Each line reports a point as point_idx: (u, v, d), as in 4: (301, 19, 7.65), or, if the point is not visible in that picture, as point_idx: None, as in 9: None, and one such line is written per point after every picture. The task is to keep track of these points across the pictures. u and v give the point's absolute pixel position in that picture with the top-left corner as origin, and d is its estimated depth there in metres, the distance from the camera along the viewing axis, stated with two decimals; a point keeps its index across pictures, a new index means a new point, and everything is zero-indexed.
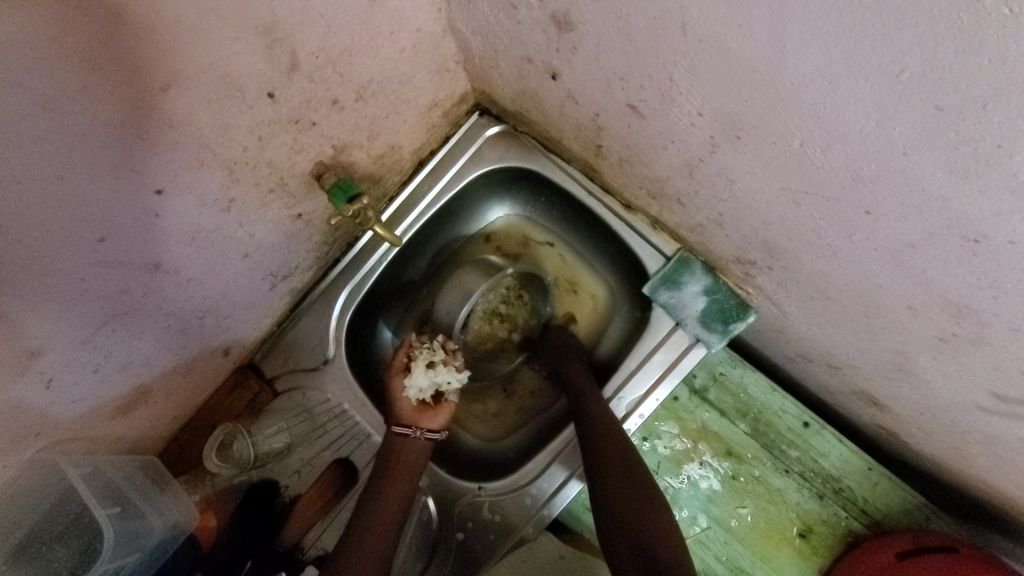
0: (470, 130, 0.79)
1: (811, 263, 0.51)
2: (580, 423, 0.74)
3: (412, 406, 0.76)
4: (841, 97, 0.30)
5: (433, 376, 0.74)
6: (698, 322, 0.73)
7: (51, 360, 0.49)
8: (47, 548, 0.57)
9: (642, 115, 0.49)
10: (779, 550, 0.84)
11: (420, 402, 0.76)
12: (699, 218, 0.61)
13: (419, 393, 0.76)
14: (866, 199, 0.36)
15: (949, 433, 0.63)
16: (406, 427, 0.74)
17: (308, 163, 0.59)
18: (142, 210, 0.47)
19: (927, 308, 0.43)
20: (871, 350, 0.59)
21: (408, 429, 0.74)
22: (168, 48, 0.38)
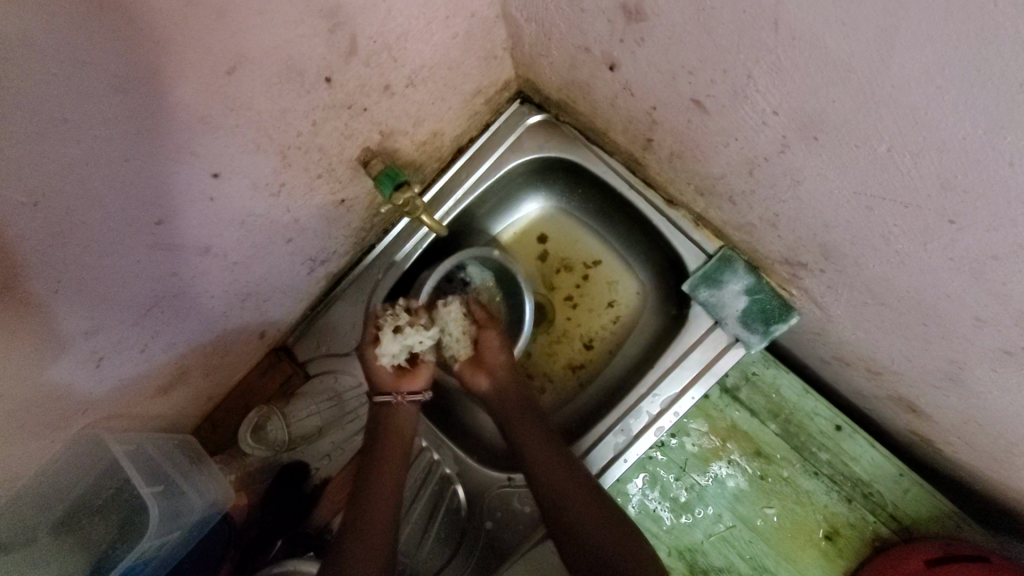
0: (511, 117, 0.78)
1: (871, 269, 0.50)
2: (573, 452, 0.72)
3: (387, 373, 0.75)
4: (952, 102, 0.29)
5: (403, 340, 0.73)
6: (738, 322, 0.72)
7: (103, 340, 0.49)
8: (87, 520, 0.59)
9: (707, 111, 0.47)
10: (804, 551, 0.83)
11: (396, 367, 0.76)
12: (750, 217, 0.60)
13: (394, 360, 0.75)
14: (954, 208, 0.35)
15: (992, 444, 0.63)
16: (387, 394, 0.75)
17: (356, 149, 0.59)
18: (199, 193, 0.46)
19: (999, 321, 0.42)
20: (921, 358, 0.58)
21: (391, 396, 0.75)
22: (237, 28, 0.37)
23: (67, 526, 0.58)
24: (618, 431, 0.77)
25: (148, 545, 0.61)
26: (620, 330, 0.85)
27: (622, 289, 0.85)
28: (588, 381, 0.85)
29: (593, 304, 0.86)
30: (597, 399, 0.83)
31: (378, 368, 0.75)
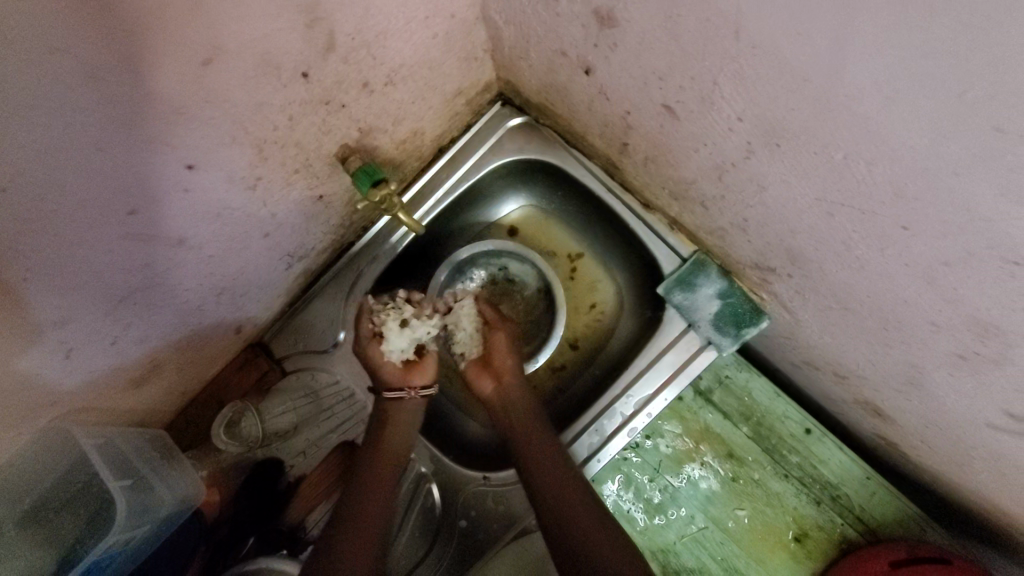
0: (492, 119, 0.79)
1: (834, 274, 0.51)
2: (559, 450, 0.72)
3: (396, 368, 0.75)
4: (898, 113, 0.30)
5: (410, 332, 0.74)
6: (711, 325, 0.74)
7: (72, 331, 0.49)
8: (54, 513, 0.58)
9: (677, 116, 0.48)
10: (773, 552, 0.85)
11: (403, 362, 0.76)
12: (721, 222, 0.61)
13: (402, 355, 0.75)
14: (907, 216, 0.36)
15: (952, 447, 0.65)
16: (398, 390, 0.75)
17: (334, 146, 0.59)
18: (172, 184, 0.46)
19: (952, 326, 0.43)
20: (884, 362, 0.59)
21: (402, 392, 0.75)
22: (212, 21, 0.38)
23: (38, 521, 0.57)
24: (593, 431, 0.78)
25: (112, 537, 0.61)
26: (597, 334, 0.86)
27: (601, 292, 0.86)
28: (563, 387, 0.86)
29: (573, 305, 0.87)
30: (574, 399, 0.84)
31: (385, 364, 0.75)
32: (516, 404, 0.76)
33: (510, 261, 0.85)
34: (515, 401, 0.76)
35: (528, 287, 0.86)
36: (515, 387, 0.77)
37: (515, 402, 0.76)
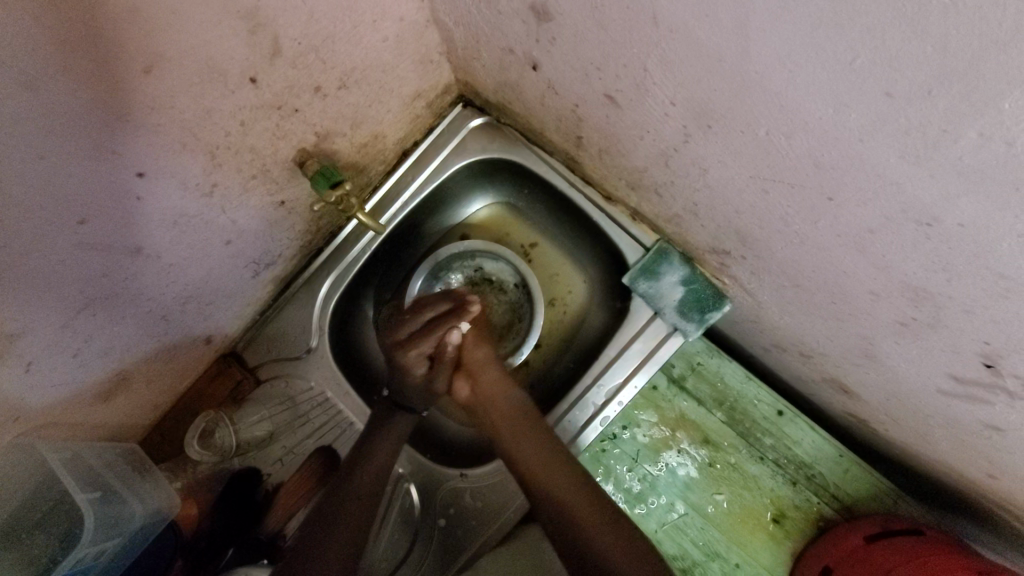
0: (454, 120, 0.80)
1: (781, 251, 0.53)
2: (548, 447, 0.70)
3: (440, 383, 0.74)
4: (802, 84, 0.31)
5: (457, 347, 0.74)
6: (676, 312, 0.75)
7: (31, 343, 0.50)
8: (27, 536, 0.58)
9: (619, 105, 0.50)
10: (753, 535, 0.86)
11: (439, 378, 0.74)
12: (675, 208, 0.63)
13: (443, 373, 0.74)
14: (829, 185, 0.38)
15: (914, 418, 0.67)
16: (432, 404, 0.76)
17: (291, 150, 0.60)
18: (123, 192, 0.47)
19: (888, 292, 0.45)
20: (839, 336, 0.61)
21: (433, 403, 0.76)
22: (151, 29, 0.39)
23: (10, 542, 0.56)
24: (566, 422, 0.78)
25: (83, 551, 0.61)
26: (568, 328, 0.87)
27: (568, 288, 0.88)
28: (532, 382, 0.87)
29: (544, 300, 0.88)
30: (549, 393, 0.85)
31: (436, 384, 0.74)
32: (496, 405, 0.73)
33: (484, 257, 0.87)
34: (494, 400, 0.73)
35: (498, 278, 0.88)
36: (491, 386, 0.74)
37: (494, 400, 0.73)
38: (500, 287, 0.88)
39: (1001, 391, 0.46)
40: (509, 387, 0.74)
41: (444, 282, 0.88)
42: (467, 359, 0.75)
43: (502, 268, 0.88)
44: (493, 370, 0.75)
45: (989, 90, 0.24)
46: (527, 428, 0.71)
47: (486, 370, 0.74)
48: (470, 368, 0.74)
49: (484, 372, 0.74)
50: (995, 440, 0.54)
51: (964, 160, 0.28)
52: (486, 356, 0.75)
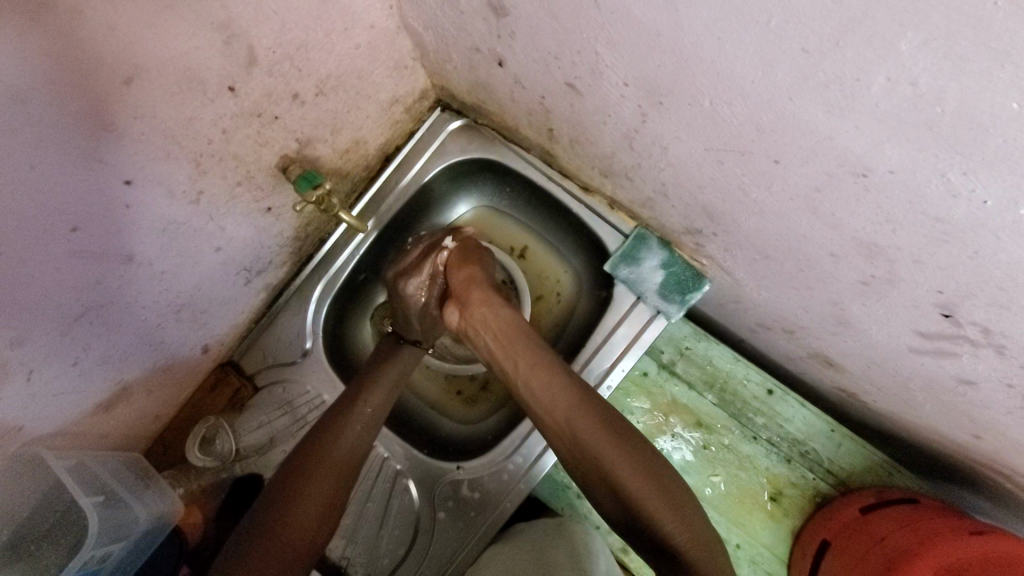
0: (434, 124, 0.83)
1: (745, 223, 0.55)
2: (541, 368, 0.70)
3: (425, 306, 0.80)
4: (731, 50, 0.34)
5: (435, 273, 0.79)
6: (657, 294, 0.77)
7: (32, 352, 0.52)
8: (35, 545, 0.58)
9: (579, 92, 0.52)
10: (751, 514, 0.87)
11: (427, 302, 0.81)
12: (646, 191, 0.65)
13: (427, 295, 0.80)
14: (773, 148, 0.40)
15: (895, 383, 0.68)
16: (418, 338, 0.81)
17: (274, 157, 0.62)
18: (113, 200, 0.49)
19: (846, 252, 0.47)
20: (814, 306, 0.63)
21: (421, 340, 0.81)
22: (131, 42, 0.41)
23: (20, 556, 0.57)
24: None
25: (88, 556, 0.62)
26: (556, 320, 0.89)
27: (555, 281, 0.90)
28: None
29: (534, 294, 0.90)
30: None
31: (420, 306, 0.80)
32: (486, 323, 0.73)
33: None
34: (484, 319, 0.73)
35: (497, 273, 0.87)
36: (478, 306, 0.73)
37: (485, 317, 0.73)
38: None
39: (964, 342, 0.47)
40: (495, 305, 0.73)
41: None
42: (454, 281, 0.77)
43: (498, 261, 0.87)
44: (478, 292, 0.75)
45: (886, 32, 0.26)
46: (518, 343, 0.71)
47: (472, 289, 0.75)
48: (459, 291, 0.75)
49: (470, 293, 0.75)
50: (970, 394, 0.55)
51: (880, 107, 0.30)
52: (470, 278, 0.76)
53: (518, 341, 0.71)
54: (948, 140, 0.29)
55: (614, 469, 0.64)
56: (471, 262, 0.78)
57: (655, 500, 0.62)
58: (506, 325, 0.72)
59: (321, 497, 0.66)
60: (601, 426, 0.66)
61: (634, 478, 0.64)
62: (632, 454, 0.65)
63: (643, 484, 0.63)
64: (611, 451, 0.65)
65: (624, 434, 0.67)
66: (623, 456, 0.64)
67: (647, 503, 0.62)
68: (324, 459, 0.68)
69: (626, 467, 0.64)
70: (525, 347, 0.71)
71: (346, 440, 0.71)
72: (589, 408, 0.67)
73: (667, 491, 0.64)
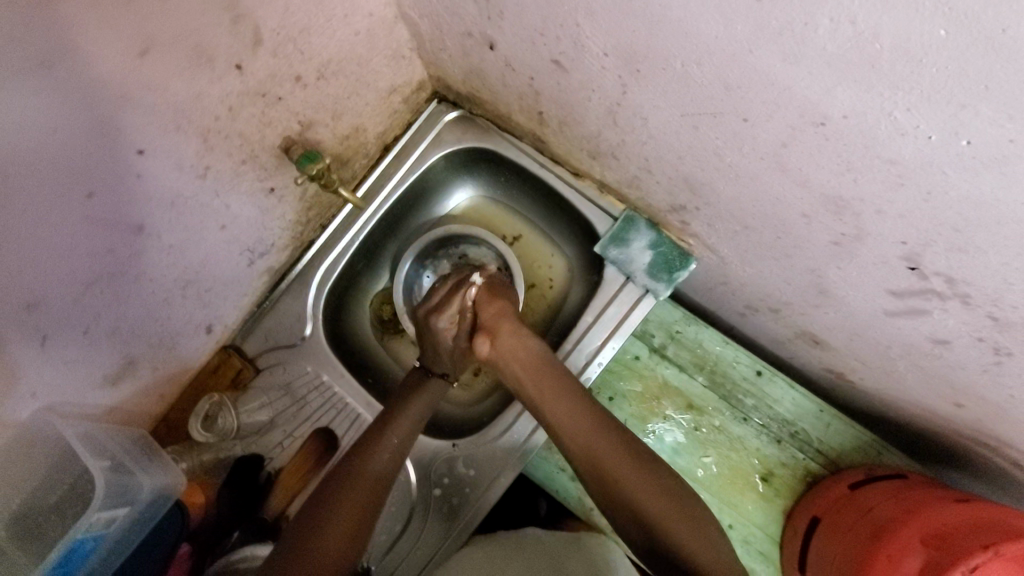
0: (431, 116, 0.87)
1: (724, 191, 0.58)
2: (565, 398, 0.73)
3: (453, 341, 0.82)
4: (695, 7, 0.37)
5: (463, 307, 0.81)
6: (646, 274, 0.79)
7: (46, 315, 0.55)
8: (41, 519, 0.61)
9: (565, 68, 0.56)
10: (743, 495, 0.88)
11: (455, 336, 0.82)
12: (632, 169, 0.68)
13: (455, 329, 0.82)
14: (741, 105, 0.43)
15: (877, 354, 0.70)
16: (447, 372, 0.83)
17: (276, 137, 0.66)
18: (126, 168, 0.53)
19: (816, 211, 0.50)
20: (795, 277, 0.65)
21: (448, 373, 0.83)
22: (148, 15, 0.45)
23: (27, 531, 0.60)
24: None
25: (99, 514, 0.63)
26: (550, 304, 0.92)
27: (549, 267, 0.93)
28: None
29: (530, 280, 0.93)
30: None
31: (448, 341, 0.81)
32: (517, 356, 0.77)
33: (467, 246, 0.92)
34: (515, 349, 0.77)
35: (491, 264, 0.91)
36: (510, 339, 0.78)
37: (515, 351, 0.77)
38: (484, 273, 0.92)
39: (933, 296, 0.49)
40: (524, 336, 0.78)
41: (432, 272, 0.93)
42: (484, 316, 0.80)
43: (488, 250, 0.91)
44: (509, 325, 0.79)
45: None
46: (546, 372, 0.75)
47: (503, 323, 0.79)
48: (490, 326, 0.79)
49: (501, 327, 0.79)
50: (945, 356, 0.57)
51: (828, 50, 0.33)
52: (500, 312, 0.80)
53: (547, 370, 0.75)
54: (891, 76, 0.32)
55: (631, 489, 0.67)
56: (498, 295, 0.82)
57: (673, 517, 0.65)
58: (535, 355, 0.76)
59: (352, 517, 0.67)
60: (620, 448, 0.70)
61: (654, 499, 0.66)
62: (649, 477, 0.68)
63: (659, 504, 0.66)
64: (629, 474, 0.68)
65: (635, 456, 0.70)
66: (638, 479, 0.67)
67: (666, 518, 0.64)
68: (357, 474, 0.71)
69: (643, 489, 0.67)
70: (553, 383, 0.75)
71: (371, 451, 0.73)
72: (608, 433, 0.71)
73: (682, 510, 0.66)
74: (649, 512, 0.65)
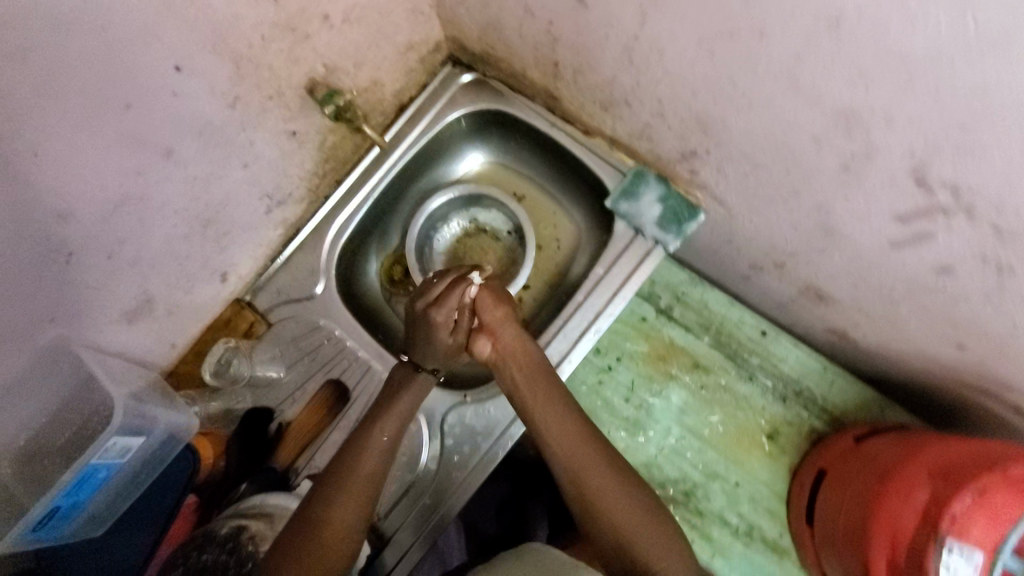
0: (446, 78, 0.89)
1: (735, 126, 0.60)
2: (560, 419, 0.73)
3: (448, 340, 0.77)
4: None
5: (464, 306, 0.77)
6: (655, 226, 0.81)
7: (75, 231, 0.56)
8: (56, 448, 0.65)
9: (585, 4, 0.59)
10: (749, 453, 0.89)
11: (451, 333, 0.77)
12: (644, 116, 0.71)
13: (453, 326, 0.77)
14: (757, 18, 0.46)
15: (880, 299, 0.72)
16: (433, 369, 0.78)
17: (301, 77, 0.68)
18: (161, 84, 0.54)
19: (827, 132, 0.52)
20: (802, 220, 0.68)
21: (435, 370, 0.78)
22: None
23: (33, 476, 0.65)
24: (563, 332, 0.83)
25: (114, 440, 0.68)
26: (559, 264, 0.94)
27: (558, 229, 0.95)
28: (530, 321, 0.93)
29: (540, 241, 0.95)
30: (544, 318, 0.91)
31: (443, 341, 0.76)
32: (516, 362, 0.76)
33: (479, 210, 0.97)
34: (514, 352, 0.76)
35: (502, 228, 0.96)
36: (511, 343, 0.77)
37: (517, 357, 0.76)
38: (494, 236, 0.97)
39: (938, 213, 0.52)
40: (527, 343, 0.77)
41: (447, 229, 0.97)
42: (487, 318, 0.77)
43: (498, 217, 0.96)
44: (510, 328, 0.78)
45: None
46: (541, 375, 0.75)
47: (506, 326, 0.77)
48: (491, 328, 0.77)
49: (503, 330, 0.77)
50: (948, 286, 0.60)
51: None
52: (504, 315, 0.77)
53: (542, 382, 0.75)
54: None
55: (612, 521, 0.69)
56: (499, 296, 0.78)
57: (649, 551, 0.67)
58: (535, 363, 0.76)
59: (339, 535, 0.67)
60: (610, 479, 0.70)
61: (632, 531, 0.68)
62: (624, 494, 0.70)
63: (639, 535, 0.68)
64: (614, 505, 0.69)
65: (622, 482, 0.71)
66: (622, 510, 0.69)
67: (636, 541, 0.67)
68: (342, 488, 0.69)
69: (625, 520, 0.68)
70: (549, 402, 0.74)
71: (354, 458, 0.71)
72: (588, 441, 0.72)
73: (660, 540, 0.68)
74: (627, 544, 0.67)
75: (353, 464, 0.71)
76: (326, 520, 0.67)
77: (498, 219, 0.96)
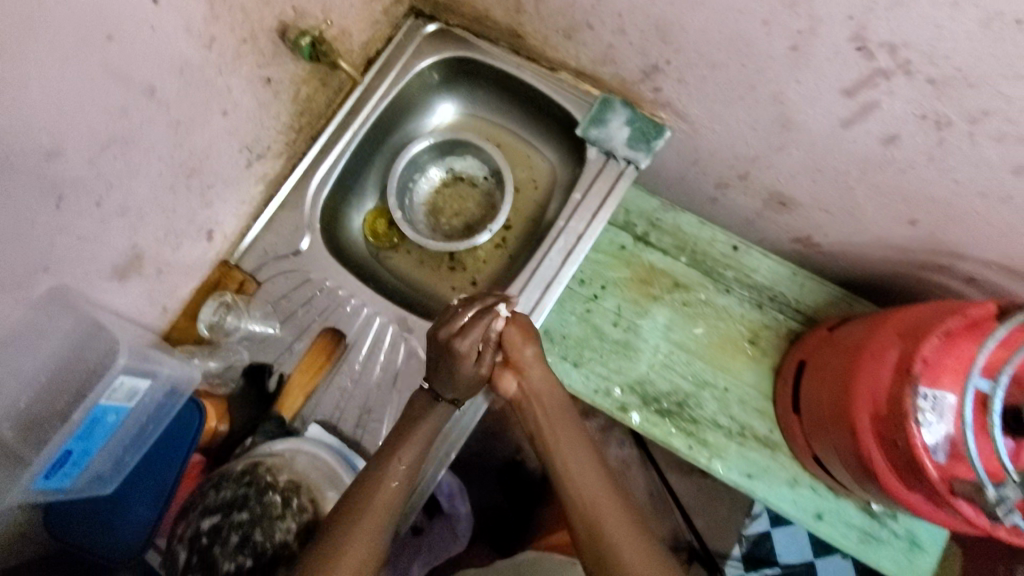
0: (410, 30, 0.92)
1: (692, 26, 0.65)
2: (579, 453, 0.77)
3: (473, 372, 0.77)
4: None
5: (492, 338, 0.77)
6: (626, 147, 0.86)
7: (65, 170, 0.56)
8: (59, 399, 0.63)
9: None
10: (734, 358, 0.94)
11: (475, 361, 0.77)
12: (606, 37, 0.75)
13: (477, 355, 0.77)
14: None
15: (839, 192, 0.77)
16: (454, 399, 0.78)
17: (273, 19, 0.70)
18: (142, 16, 0.55)
19: (776, 12, 0.57)
20: (760, 118, 0.73)
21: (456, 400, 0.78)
22: None
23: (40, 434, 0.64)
24: (553, 253, 0.86)
25: (122, 380, 0.66)
26: (538, 201, 0.98)
27: (532, 170, 0.99)
28: (514, 257, 0.96)
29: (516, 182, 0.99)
30: (527, 251, 0.95)
31: (467, 372, 0.76)
32: (545, 403, 0.80)
33: (453, 159, 0.99)
34: (539, 394, 0.81)
35: (478, 174, 0.99)
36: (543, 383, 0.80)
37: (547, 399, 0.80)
38: (472, 182, 1.00)
39: (880, 77, 0.57)
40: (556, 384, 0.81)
41: (425, 179, 0.99)
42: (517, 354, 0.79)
43: (473, 163, 0.99)
44: (539, 368, 0.81)
45: None
46: (563, 420, 0.80)
47: (536, 366, 0.80)
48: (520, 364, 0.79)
49: (533, 370, 0.80)
50: (894, 157, 0.66)
51: None
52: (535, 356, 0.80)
53: (568, 426, 0.79)
54: None
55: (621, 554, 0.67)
56: (527, 332, 0.79)
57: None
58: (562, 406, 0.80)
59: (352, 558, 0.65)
60: (624, 511, 0.71)
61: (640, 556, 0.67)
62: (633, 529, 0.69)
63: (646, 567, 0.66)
64: (624, 536, 0.69)
65: (630, 512, 0.72)
66: (632, 538, 0.69)
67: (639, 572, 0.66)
68: (364, 510, 0.68)
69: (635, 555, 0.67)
70: (573, 439, 0.78)
71: (381, 476, 0.71)
72: (602, 478, 0.74)
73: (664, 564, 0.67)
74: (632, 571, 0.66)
75: (374, 495, 0.69)
76: (351, 536, 0.66)
77: (474, 165, 0.99)
